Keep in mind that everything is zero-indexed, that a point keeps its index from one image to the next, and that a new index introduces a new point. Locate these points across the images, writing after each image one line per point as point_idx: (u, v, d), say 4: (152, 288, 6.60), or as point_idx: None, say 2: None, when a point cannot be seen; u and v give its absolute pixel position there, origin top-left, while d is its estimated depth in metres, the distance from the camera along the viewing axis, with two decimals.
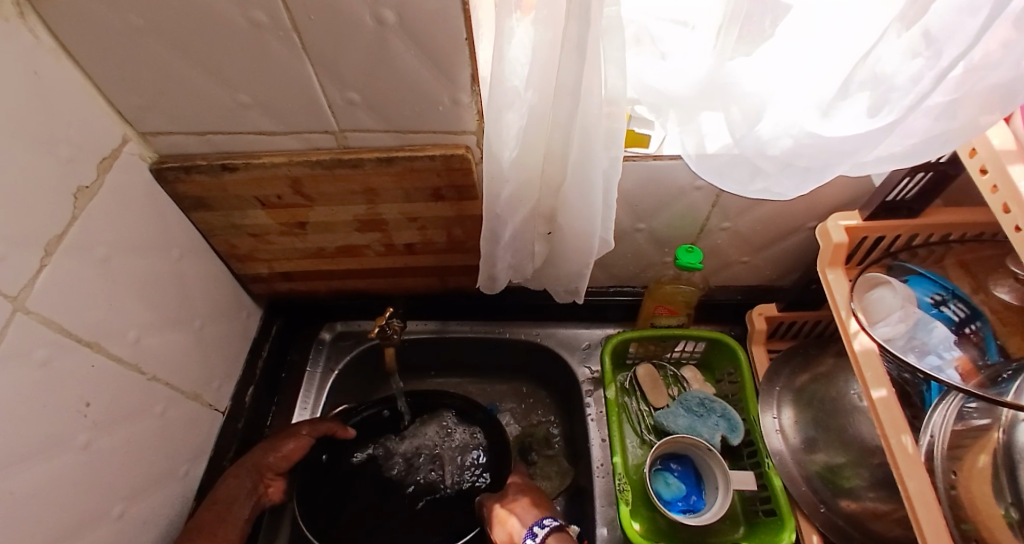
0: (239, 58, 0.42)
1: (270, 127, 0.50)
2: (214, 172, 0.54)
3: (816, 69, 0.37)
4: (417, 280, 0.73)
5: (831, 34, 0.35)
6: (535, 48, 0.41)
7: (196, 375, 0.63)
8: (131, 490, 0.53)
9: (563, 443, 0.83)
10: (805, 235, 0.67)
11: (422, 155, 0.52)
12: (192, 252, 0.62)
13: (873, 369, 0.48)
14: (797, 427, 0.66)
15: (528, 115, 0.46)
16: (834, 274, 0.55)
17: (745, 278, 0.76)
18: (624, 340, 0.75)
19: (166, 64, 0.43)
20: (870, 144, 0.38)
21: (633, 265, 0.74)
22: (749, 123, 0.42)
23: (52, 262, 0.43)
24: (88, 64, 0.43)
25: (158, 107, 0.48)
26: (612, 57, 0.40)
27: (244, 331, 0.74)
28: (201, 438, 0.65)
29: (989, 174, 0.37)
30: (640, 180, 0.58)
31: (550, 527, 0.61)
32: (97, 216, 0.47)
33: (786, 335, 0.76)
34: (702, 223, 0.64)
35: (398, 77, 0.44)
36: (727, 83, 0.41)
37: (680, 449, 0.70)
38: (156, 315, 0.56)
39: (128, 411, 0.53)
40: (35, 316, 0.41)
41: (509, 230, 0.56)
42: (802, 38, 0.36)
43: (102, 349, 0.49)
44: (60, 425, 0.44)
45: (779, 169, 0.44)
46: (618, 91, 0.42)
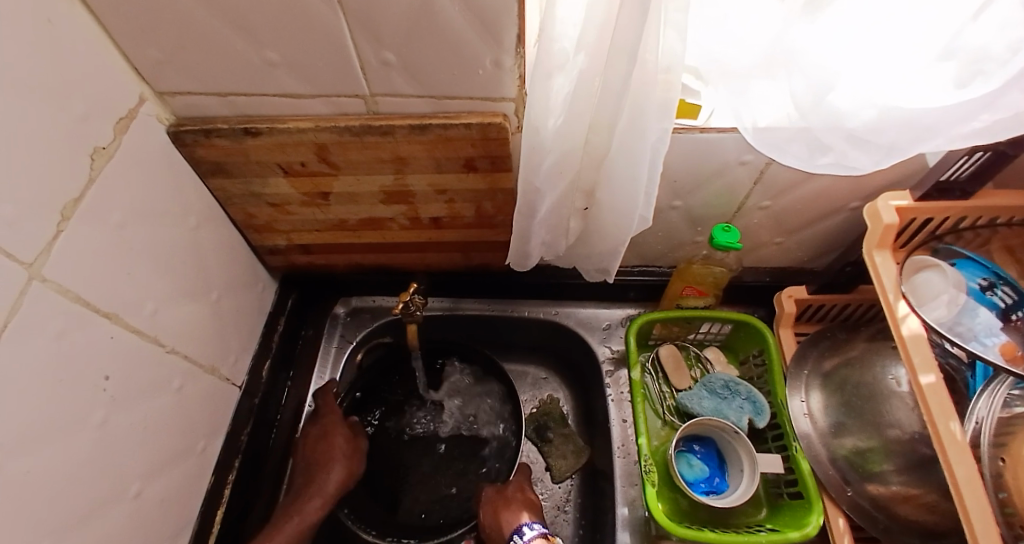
0: (267, 9, 0.39)
1: (297, 89, 0.47)
2: (235, 136, 0.50)
3: (859, 35, 0.35)
4: (439, 256, 0.71)
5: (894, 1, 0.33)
6: (590, 6, 0.38)
7: (213, 349, 0.61)
8: (149, 467, 0.52)
9: (578, 421, 0.82)
10: (843, 217, 0.65)
11: (457, 123, 0.49)
12: (208, 221, 0.59)
13: (922, 354, 0.46)
14: (826, 411, 0.64)
15: (575, 81, 0.43)
16: (881, 256, 0.52)
17: (775, 259, 0.74)
18: (650, 320, 0.73)
19: (187, 15, 0.40)
20: (955, 116, 0.37)
21: (662, 244, 0.72)
22: (819, 95, 0.39)
23: (69, 229, 0.40)
24: (102, 13, 0.40)
25: (177, 64, 0.45)
26: (672, 19, 0.37)
27: (260, 304, 0.72)
28: (220, 414, 0.64)
29: None
30: (684, 153, 0.55)
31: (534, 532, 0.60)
32: (114, 180, 0.45)
33: (812, 318, 0.75)
34: (739, 201, 0.62)
35: (441, 37, 0.41)
36: (793, 51, 0.38)
37: (704, 431, 0.69)
38: (173, 287, 0.54)
39: (148, 386, 0.51)
40: (53, 285, 0.39)
41: (546, 204, 0.54)
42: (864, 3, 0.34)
43: (121, 321, 0.47)
44: (79, 399, 0.42)
45: (853, 145, 0.42)
46: (676, 55, 0.39)
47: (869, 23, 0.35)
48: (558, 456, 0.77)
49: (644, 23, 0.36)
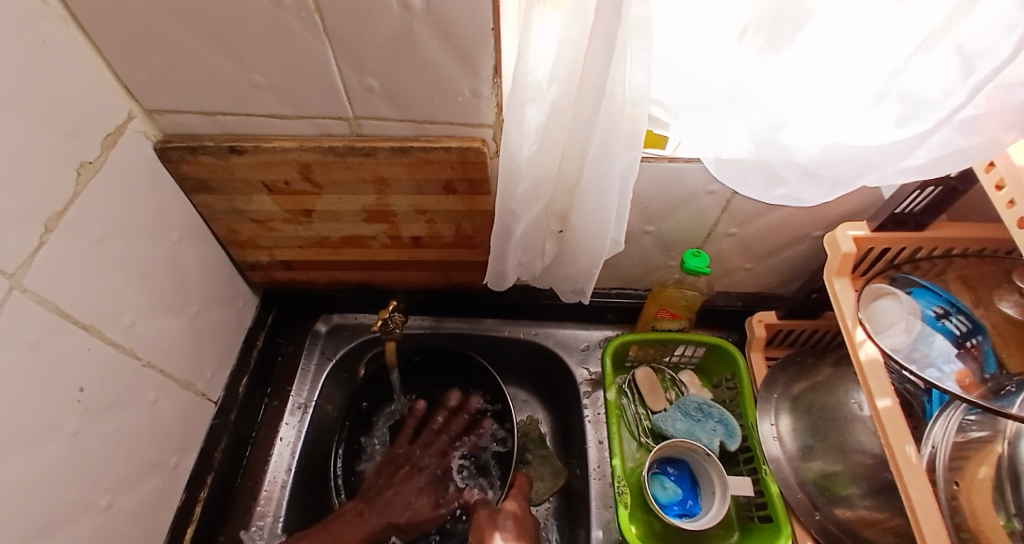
0: (257, 36, 0.41)
1: (282, 111, 0.49)
2: (221, 154, 0.52)
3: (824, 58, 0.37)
4: (419, 274, 0.73)
5: (851, 34, 0.35)
6: (562, 42, 0.41)
7: (189, 362, 0.61)
8: (119, 481, 0.51)
9: (556, 441, 0.82)
10: (808, 245, 0.68)
11: (437, 147, 0.51)
12: (190, 236, 0.60)
13: (878, 379, 0.49)
14: (795, 435, 0.66)
15: (548, 110, 0.46)
16: (840, 283, 0.56)
17: (746, 285, 0.77)
18: (626, 342, 0.75)
19: (177, 38, 0.42)
20: (896, 155, 0.40)
21: (637, 268, 0.74)
22: (772, 129, 0.42)
23: (51, 240, 0.41)
24: (96, 34, 0.42)
25: (166, 84, 0.47)
26: (637, 57, 0.40)
27: (239, 319, 0.72)
28: (193, 429, 0.63)
29: (1005, 190, 0.38)
30: (654, 181, 0.58)
31: None
32: (99, 194, 0.46)
33: (783, 343, 0.77)
34: (709, 228, 0.65)
35: (421, 67, 0.44)
36: (751, 88, 0.40)
37: (678, 453, 0.70)
38: (152, 300, 0.54)
39: (122, 398, 0.51)
40: (32, 295, 0.40)
41: (522, 226, 0.56)
42: (827, 30, 0.35)
43: (98, 332, 0.47)
44: (50, 410, 0.42)
45: (803, 178, 0.45)
46: (642, 89, 0.41)
47: (843, 43, 0.36)
48: (536, 478, 0.77)
49: (612, 59, 0.38)
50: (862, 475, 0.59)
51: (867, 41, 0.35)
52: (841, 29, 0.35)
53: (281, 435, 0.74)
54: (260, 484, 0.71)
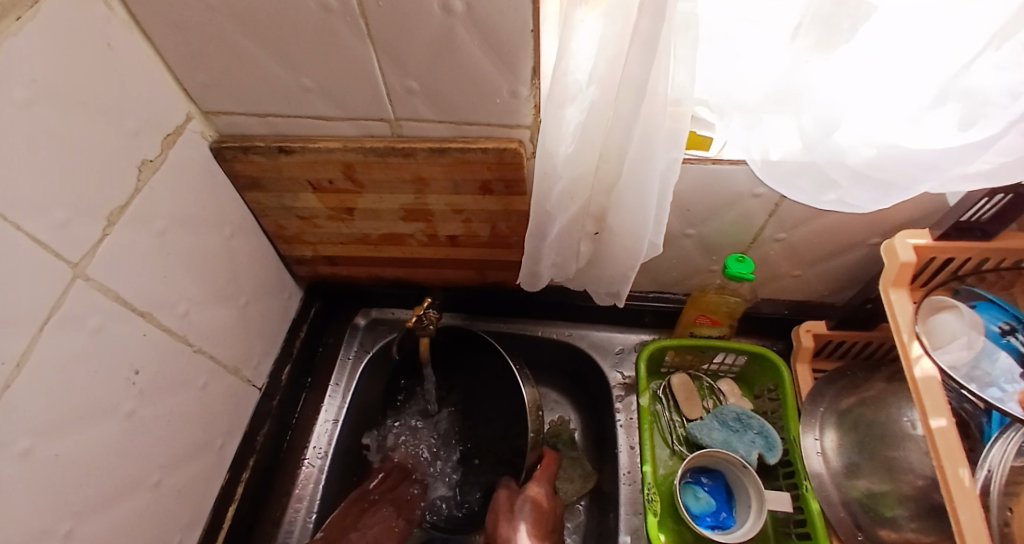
0: (305, 40, 0.43)
1: (328, 112, 0.51)
2: (271, 154, 0.54)
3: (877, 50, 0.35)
4: (456, 272, 0.74)
5: (909, 26, 0.33)
6: (602, 42, 0.40)
7: (237, 350, 0.65)
8: (168, 460, 0.55)
9: (587, 443, 0.81)
10: (863, 252, 0.64)
11: (475, 148, 0.51)
12: (242, 230, 0.63)
13: (932, 397, 0.45)
14: (840, 451, 0.62)
15: (586, 112, 0.45)
16: (897, 294, 0.51)
17: (794, 292, 0.73)
18: (662, 347, 0.73)
19: (232, 42, 0.44)
20: (957, 159, 0.37)
21: (677, 271, 0.72)
22: (824, 131, 0.40)
23: (114, 232, 0.44)
24: (160, 39, 0.45)
25: (222, 87, 0.49)
26: (680, 55, 0.39)
27: (285, 310, 0.76)
28: (239, 413, 0.67)
29: None
30: (696, 183, 0.56)
31: None
32: (160, 190, 0.49)
33: (833, 354, 0.73)
34: (755, 232, 0.62)
35: (459, 68, 0.44)
36: (801, 88, 0.39)
37: (712, 463, 0.68)
38: (204, 290, 0.58)
39: (174, 382, 0.54)
40: (94, 283, 0.43)
41: (556, 228, 0.55)
42: (881, 27, 0.34)
43: (155, 320, 0.51)
44: (107, 390, 0.46)
45: (855, 182, 0.43)
46: (686, 89, 0.41)
47: (897, 36, 0.34)
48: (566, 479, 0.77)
49: (653, 60, 0.38)
50: (910, 497, 0.56)
51: (925, 39, 0.33)
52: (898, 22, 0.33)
53: (322, 420, 0.79)
54: (299, 467, 0.76)
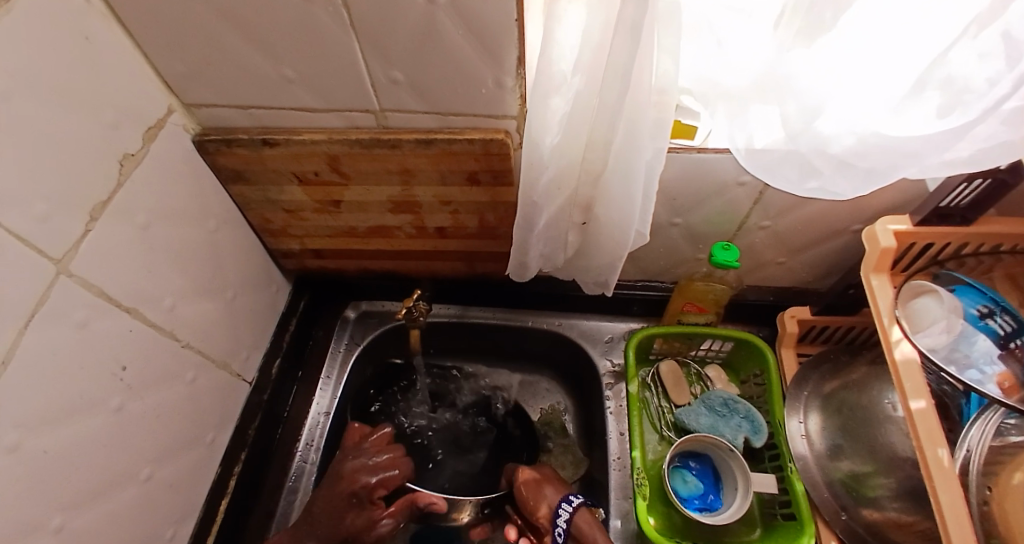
0: (287, 30, 0.43)
1: (312, 104, 0.50)
2: (254, 146, 0.54)
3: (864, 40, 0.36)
4: (444, 264, 0.73)
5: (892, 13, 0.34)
6: (586, 31, 0.40)
7: (226, 345, 0.64)
8: (159, 455, 0.55)
9: (578, 428, 0.82)
10: (845, 239, 0.65)
11: (461, 138, 0.51)
12: (227, 224, 0.63)
13: (913, 380, 0.46)
14: (824, 434, 0.65)
15: (573, 101, 0.45)
16: (878, 280, 0.53)
17: (779, 279, 0.74)
18: (650, 335, 0.74)
19: (211, 33, 0.43)
20: (936, 146, 0.38)
21: (664, 260, 0.73)
22: (807, 118, 0.40)
23: (97, 227, 0.44)
24: (136, 30, 0.44)
25: (203, 78, 0.49)
26: (665, 44, 0.39)
27: (273, 304, 0.75)
28: (230, 408, 0.67)
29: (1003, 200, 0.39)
30: (682, 173, 0.56)
31: (579, 502, 0.64)
32: (142, 183, 0.48)
33: (817, 340, 0.74)
34: (740, 220, 0.63)
35: (444, 58, 0.44)
36: (786, 76, 0.39)
37: (699, 447, 0.69)
38: (191, 284, 0.57)
39: (162, 377, 0.54)
40: (79, 279, 0.42)
41: (544, 218, 0.56)
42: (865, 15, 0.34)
43: (141, 315, 0.50)
44: (94, 387, 0.45)
45: (838, 169, 0.43)
46: (670, 77, 0.40)
47: (879, 24, 0.35)
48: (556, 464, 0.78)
49: (638, 48, 0.38)
50: (894, 477, 0.57)
51: (907, 27, 0.34)
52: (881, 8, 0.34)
53: (313, 413, 0.79)
54: (292, 459, 0.76)
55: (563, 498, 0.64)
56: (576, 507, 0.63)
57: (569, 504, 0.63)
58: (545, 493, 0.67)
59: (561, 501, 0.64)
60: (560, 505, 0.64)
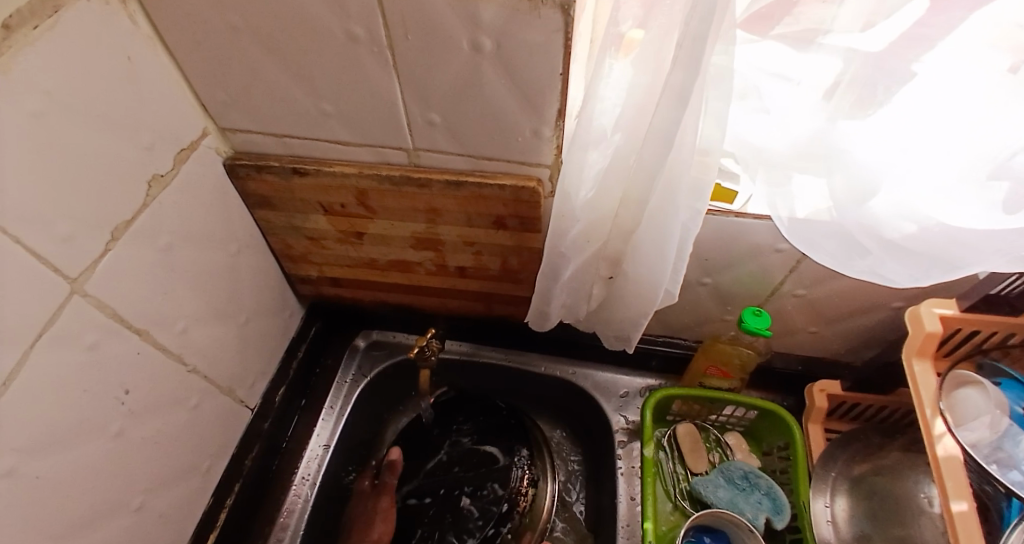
0: (330, 67, 0.43)
1: (346, 138, 0.50)
2: (284, 174, 0.54)
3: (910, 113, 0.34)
4: (462, 303, 0.72)
5: (946, 98, 0.32)
6: (631, 90, 0.40)
7: (233, 370, 0.63)
8: (153, 483, 0.53)
9: (586, 510, 0.76)
10: (882, 315, 0.62)
11: (492, 183, 0.50)
12: (249, 247, 0.62)
13: (954, 478, 0.43)
14: (851, 521, 0.60)
15: (611, 156, 0.44)
16: (920, 365, 0.49)
17: (808, 348, 0.71)
18: (669, 395, 0.71)
19: (256, 64, 0.44)
20: (1000, 241, 0.36)
21: (688, 318, 0.70)
22: (858, 198, 0.40)
23: (117, 247, 0.43)
24: (182, 55, 0.45)
25: (241, 105, 0.49)
26: (712, 107, 0.38)
27: (284, 329, 0.74)
28: (229, 435, 0.65)
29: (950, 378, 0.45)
30: (717, 234, 0.55)
31: None
32: (168, 204, 0.48)
33: (846, 416, 0.70)
34: (773, 286, 0.60)
35: (484, 105, 0.43)
36: (837, 149, 0.38)
37: (716, 523, 0.64)
38: (205, 307, 0.56)
39: (165, 401, 0.52)
40: (92, 299, 0.42)
41: (570, 270, 0.54)
42: (923, 96, 0.33)
43: (150, 337, 0.49)
44: (96, 411, 0.44)
45: (891, 253, 0.42)
46: (714, 140, 0.39)
47: (935, 107, 0.33)
48: None
49: (684, 113, 0.37)
50: None
51: (961, 113, 0.32)
52: (938, 91, 0.33)
53: (310, 447, 0.75)
54: (286, 493, 0.72)
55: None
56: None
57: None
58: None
59: None
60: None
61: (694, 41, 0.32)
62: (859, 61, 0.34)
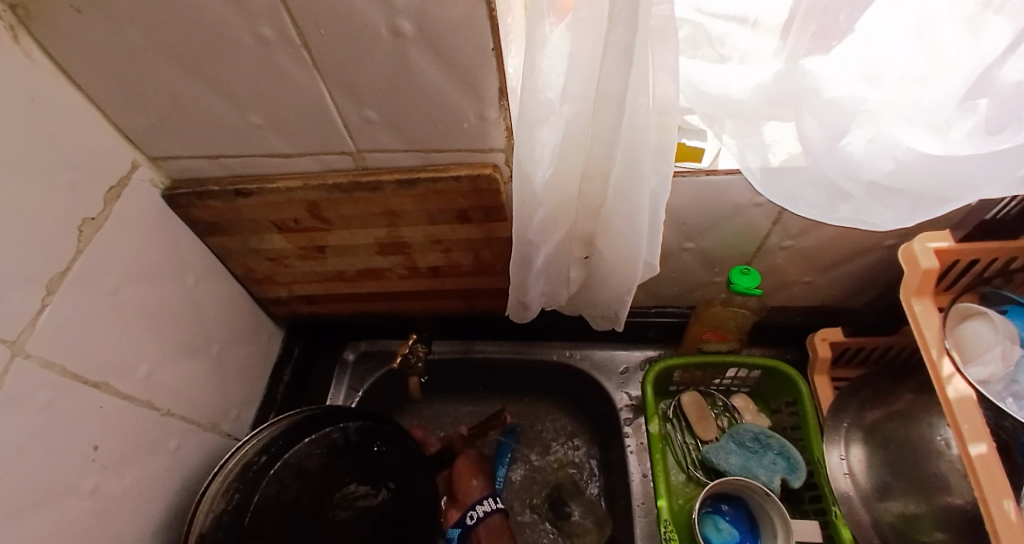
0: (247, 76, 0.39)
1: (284, 149, 0.47)
2: (227, 198, 0.51)
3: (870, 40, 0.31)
4: (442, 303, 0.69)
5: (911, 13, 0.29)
6: (572, 56, 0.36)
7: (212, 405, 0.61)
8: (143, 535, 0.51)
9: (602, 494, 0.75)
10: (876, 256, 0.59)
11: (446, 176, 0.47)
12: (208, 277, 0.60)
13: (970, 421, 0.40)
14: (868, 471, 0.58)
15: (563, 131, 0.41)
16: (921, 305, 0.46)
17: (805, 299, 0.69)
18: (669, 367, 0.68)
19: (170, 85, 0.41)
20: (984, 170, 0.34)
21: (678, 285, 0.68)
22: (832, 140, 0.37)
23: (55, 300, 0.41)
24: (91, 87, 0.42)
25: (167, 131, 0.46)
26: (661, 62, 0.34)
27: (264, 353, 0.72)
28: (220, 470, 0.63)
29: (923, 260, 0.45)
30: (691, 197, 0.52)
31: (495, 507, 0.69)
32: (106, 247, 0.45)
33: (853, 362, 0.68)
34: (759, 242, 0.58)
35: (419, 93, 0.40)
36: (802, 89, 0.35)
37: (733, 490, 0.62)
38: (168, 348, 0.53)
39: (142, 452, 0.50)
40: (38, 359, 0.39)
41: (542, 256, 0.51)
42: (888, 17, 0.30)
43: (112, 389, 0.47)
44: (65, 474, 0.42)
45: (874, 195, 0.39)
46: (671, 98, 0.35)
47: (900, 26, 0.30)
48: (582, 531, 0.72)
49: (631, 71, 0.33)
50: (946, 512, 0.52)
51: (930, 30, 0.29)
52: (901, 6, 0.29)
53: None
54: None
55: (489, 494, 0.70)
56: (484, 516, 0.68)
57: (489, 503, 0.68)
58: (472, 486, 0.71)
59: (478, 501, 0.69)
60: (484, 498, 0.69)
61: None
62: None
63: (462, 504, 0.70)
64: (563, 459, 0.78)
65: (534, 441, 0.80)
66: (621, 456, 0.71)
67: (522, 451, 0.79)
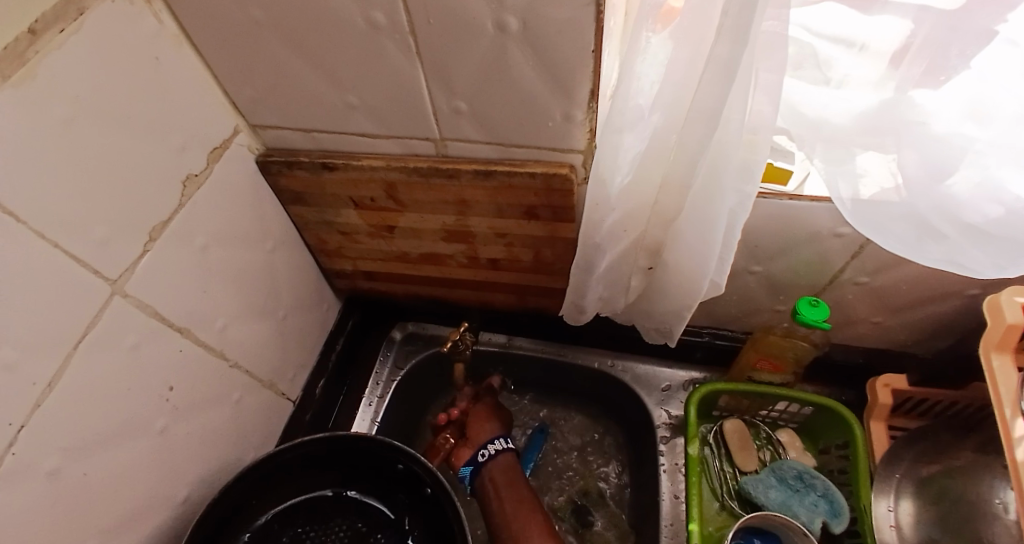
0: (350, 58, 0.42)
1: (373, 130, 0.49)
2: (314, 170, 0.54)
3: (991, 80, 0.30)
4: (495, 295, 0.70)
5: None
6: (669, 65, 0.36)
7: (272, 364, 0.65)
8: (198, 475, 0.55)
9: (627, 506, 0.74)
10: (958, 304, 0.56)
11: (522, 172, 0.48)
12: (284, 244, 0.63)
13: None
14: (919, 526, 0.55)
15: (648, 139, 0.41)
16: (999, 360, 0.43)
17: (871, 340, 0.65)
18: (715, 390, 0.67)
19: (279, 59, 0.43)
20: None
21: (736, 307, 0.66)
22: (934, 176, 0.35)
23: (155, 247, 0.44)
24: (209, 54, 0.45)
25: (268, 102, 0.49)
26: (763, 80, 0.33)
27: (322, 323, 0.75)
28: (272, 426, 0.67)
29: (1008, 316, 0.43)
30: (768, 220, 0.51)
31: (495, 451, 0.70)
32: (202, 204, 0.49)
33: (914, 412, 0.65)
34: (832, 274, 0.56)
35: (510, 88, 0.41)
36: (908, 119, 0.34)
37: (768, 526, 0.60)
38: (242, 305, 0.57)
39: (207, 398, 0.54)
40: (133, 300, 0.43)
41: (606, 261, 0.52)
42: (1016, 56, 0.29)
43: (192, 335, 0.50)
44: (142, 408, 0.46)
45: (971, 239, 0.37)
46: (768, 117, 0.35)
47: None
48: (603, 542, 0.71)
49: (730, 87, 0.33)
50: None
51: None
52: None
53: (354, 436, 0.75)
54: None
55: (500, 435, 0.72)
56: (497, 454, 0.70)
57: (501, 442, 0.70)
58: (486, 428, 0.73)
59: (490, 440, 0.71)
60: (496, 438, 0.71)
61: (743, 5, 0.28)
62: (936, 22, 0.29)
63: (473, 444, 0.72)
64: (591, 462, 0.78)
65: (562, 439, 0.80)
66: (655, 476, 0.70)
67: (550, 451, 0.79)
